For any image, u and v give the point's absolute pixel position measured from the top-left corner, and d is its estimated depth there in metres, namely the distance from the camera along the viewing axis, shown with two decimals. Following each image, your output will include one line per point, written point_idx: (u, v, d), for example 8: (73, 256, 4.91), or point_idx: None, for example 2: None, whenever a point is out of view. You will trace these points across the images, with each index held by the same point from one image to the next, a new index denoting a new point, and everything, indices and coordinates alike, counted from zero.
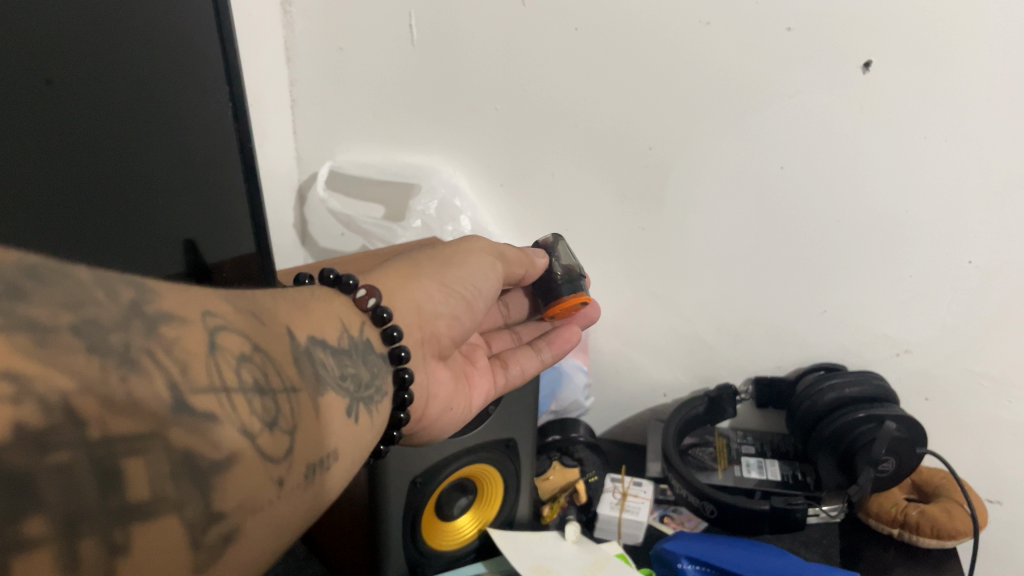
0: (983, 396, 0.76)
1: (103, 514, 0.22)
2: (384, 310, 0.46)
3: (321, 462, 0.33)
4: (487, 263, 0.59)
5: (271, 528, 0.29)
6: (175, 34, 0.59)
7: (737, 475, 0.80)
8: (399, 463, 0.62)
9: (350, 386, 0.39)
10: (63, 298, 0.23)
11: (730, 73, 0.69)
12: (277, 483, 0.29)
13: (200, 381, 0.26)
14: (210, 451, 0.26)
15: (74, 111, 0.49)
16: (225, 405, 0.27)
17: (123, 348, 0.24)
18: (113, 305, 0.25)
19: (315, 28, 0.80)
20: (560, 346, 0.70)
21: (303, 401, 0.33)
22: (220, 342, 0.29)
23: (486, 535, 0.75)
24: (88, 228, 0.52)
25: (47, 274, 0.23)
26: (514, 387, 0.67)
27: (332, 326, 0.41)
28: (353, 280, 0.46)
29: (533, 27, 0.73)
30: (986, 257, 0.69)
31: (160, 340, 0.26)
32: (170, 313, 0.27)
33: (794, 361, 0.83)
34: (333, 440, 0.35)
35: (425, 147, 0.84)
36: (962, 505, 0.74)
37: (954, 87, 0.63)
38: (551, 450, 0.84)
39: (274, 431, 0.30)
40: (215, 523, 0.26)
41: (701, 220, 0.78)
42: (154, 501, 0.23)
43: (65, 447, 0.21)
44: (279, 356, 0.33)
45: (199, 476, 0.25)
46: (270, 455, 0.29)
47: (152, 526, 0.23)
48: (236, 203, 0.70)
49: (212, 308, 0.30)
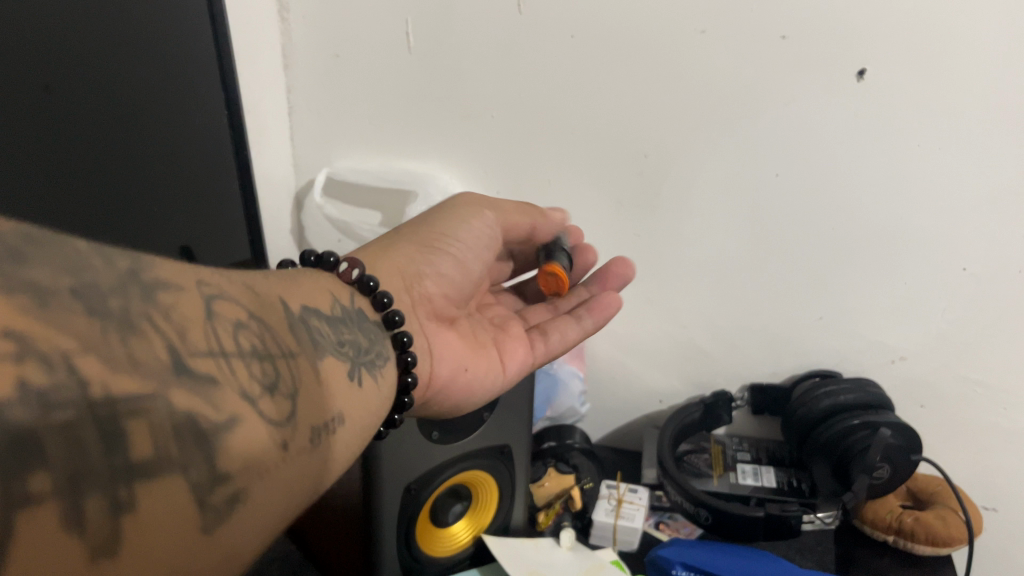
0: (977, 402, 0.76)
1: (108, 472, 0.21)
2: (370, 279, 0.45)
3: (324, 426, 0.33)
4: (465, 217, 0.58)
5: (278, 491, 0.28)
6: (167, 28, 0.59)
7: (732, 481, 0.79)
8: (393, 466, 0.62)
9: (349, 351, 0.39)
10: (62, 263, 0.23)
11: (725, 81, 0.69)
12: (282, 445, 0.29)
13: (198, 346, 0.26)
14: (213, 413, 0.25)
15: (75, 102, 0.49)
16: (224, 368, 0.27)
17: (122, 312, 0.24)
18: (112, 272, 0.25)
19: (311, 35, 0.80)
20: (600, 311, 0.65)
21: (303, 364, 0.33)
22: (215, 308, 0.29)
23: (480, 542, 0.75)
24: (83, 222, 0.51)
25: (46, 241, 0.23)
26: (554, 354, 0.64)
27: (324, 298, 0.41)
28: (333, 257, 0.45)
29: (529, 33, 0.73)
30: (981, 263, 0.70)
31: (157, 305, 0.26)
32: (167, 282, 0.27)
33: (789, 369, 0.83)
34: (335, 404, 0.35)
35: (422, 155, 0.84)
36: (956, 512, 0.75)
37: (950, 96, 0.64)
38: (547, 456, 0.82)
39: (276, 395, 0.30)
40: (221, 485, 0.25)
41: (698, 229, 0.78)
42: (160, 460, 0.23)
43: (70, 406, 0.21)
44: (275, 324, 0.33)
45: (202, 438, 0.25)
46: (274, 419, 0.29)
47: (156, 485, 0.23)
48: (227, 203, 0.70)
49: (205, 279, 0.30)
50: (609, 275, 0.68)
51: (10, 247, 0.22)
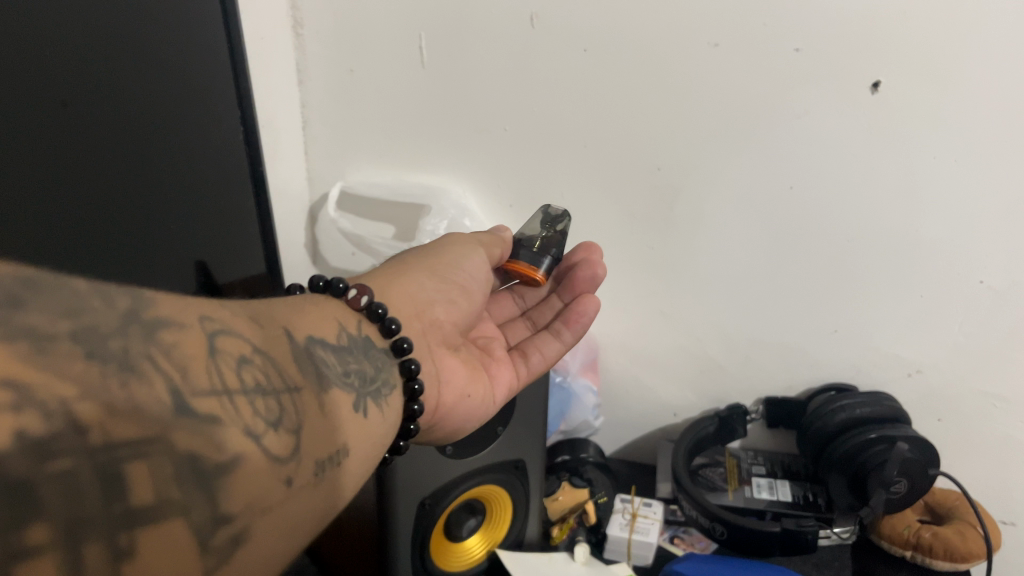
0: (995, 416, 0.75)
1: (107, 520, 0.22)
2: (379, 305, 0.45)
3: (330, 459, 0.33)
4: (471, 249, 0.58)
5: (281, 528, 0.28)
6: (180, 47, 0.59)
7: (747, 495, 0.79)
8: (408, 479, 0.62)
9: (355, 381, 0.39)
10: (62, 308, 0.23)
11: (738, 96, 0.70)
12: (285, 482, 0.29)
13: (200, 385, 0.27)
14: (216, 453, 0.26)
15: (91, 136, 0.50)
16: (228, 408, 0.27)
17: (122, 354, 0.24)
18: (110, 312, 0.25)
19: (327, 51, 0.81)
20: (576, 320, 0.65)
21: (308, 399, 0.33)
22: (218, 345, 0.29)
23: (495, 557, 0.74)
24: (101, 243, 0.52)
25: (44, 284, 0.23)
26: (538, 374, 0.64)
27: (330, 326, 0.41)
28: (342, 283, 0.45)
29: (541, 47, 0.73)
30: (998, 276, 0.69)
31: (158, 345, 0.26)
32: (168, 319, 0.27)
33: (805, 382, 0.82)
34: (342, 435, 0.35)
35: (434, 168, 0.84)
36: (975, 527, 0.74)
37: (960, 111, 0.64)
38: (561, 471, 0.83)
39: (280, 430, 0.30)
40: (224, 525, 0.25)
41: (710, 242, 0.78)
42: (161, 504, 0.23)
43: (69, 453, 0.21)
44: (281, 358, 0.33)
45: (205, 479, 0.25)
46: (278, 456, 0.29)
47: (158, 530, 0.23)
48: (241, 224, 0.71)
49: (210, 313, 0.30)
50: (579, 281, 0.67)
51: (8, 294, 0.22)
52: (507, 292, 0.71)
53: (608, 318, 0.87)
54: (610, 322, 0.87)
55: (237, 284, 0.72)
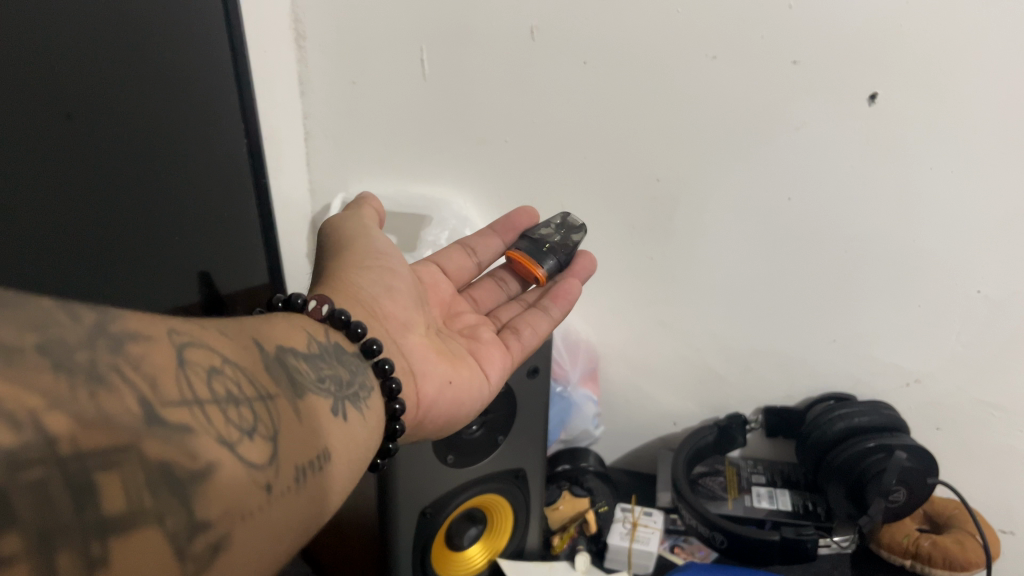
0: (994, 425, 0.76)
1: (79, 529, 0.22)
2: (341, 312, 0.45)
3: (310, 464, 0.34)
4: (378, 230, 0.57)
5: (263, 532, 0.29)
6: (181, 57, 0.60)
7: (747, 505, 0.79)
8: (410, 493, 0.62)
9: (331, 386, 0.40)
10: (28, 319, 0.23)
11: (735, 110, 0.70)
12: (264, 488, 0.29)
13: (171, 396, 0.27)
14: (189, 462, 0.26)
15: (95, 147, 0.50)
16: (200, 417, 0.28)
17: (90, 365, 0.24)
18: (77, 326, 0.25)
19: (329, 63, 0.82)
20: (563, 297, 0.64)
21: (282, 406, 0.34)
22: (187, 356, 0.30)
23: (496, 565, 0.75)
24: (104, 251, 0.52)
25: (11, 298, 0.23)
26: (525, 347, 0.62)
27: (300, 335, 0.41)
28: (301, 298, 0.45)
29: (541, 59, 0.74)
30: (996, 286, 0.70)
31: (126, 356, 0.26)
32: (136, 332, 0.28)
33: (805, 391, 0.83)
34: (323, 440, 0.36)
35: (437, 180, 0.85)
36: (974, 536, 0.74)
37: (958, 120, 0.64)
38: (561, 479, 0.84)
39: (255, 437, 0.30)
40: (201, 533, 0.26)
41: (710, 253, 0.79)
42: (134, 513, 0.24)
43: (39, 464, 0.21)
44: (252, 367, 0.34)
45: (179, 488, 0.25)
46: (254, 462, 0.29)
47: (132, 539, 0.23)
48: (243, 237, 0.72)
49: (178, 326, 0.31)
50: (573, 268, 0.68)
51: None
52: (490, 279, 0.69)
53: (608, 327, 0.88)
54: (610, 332, 0.88)
55: (239, 294, 0.72)
